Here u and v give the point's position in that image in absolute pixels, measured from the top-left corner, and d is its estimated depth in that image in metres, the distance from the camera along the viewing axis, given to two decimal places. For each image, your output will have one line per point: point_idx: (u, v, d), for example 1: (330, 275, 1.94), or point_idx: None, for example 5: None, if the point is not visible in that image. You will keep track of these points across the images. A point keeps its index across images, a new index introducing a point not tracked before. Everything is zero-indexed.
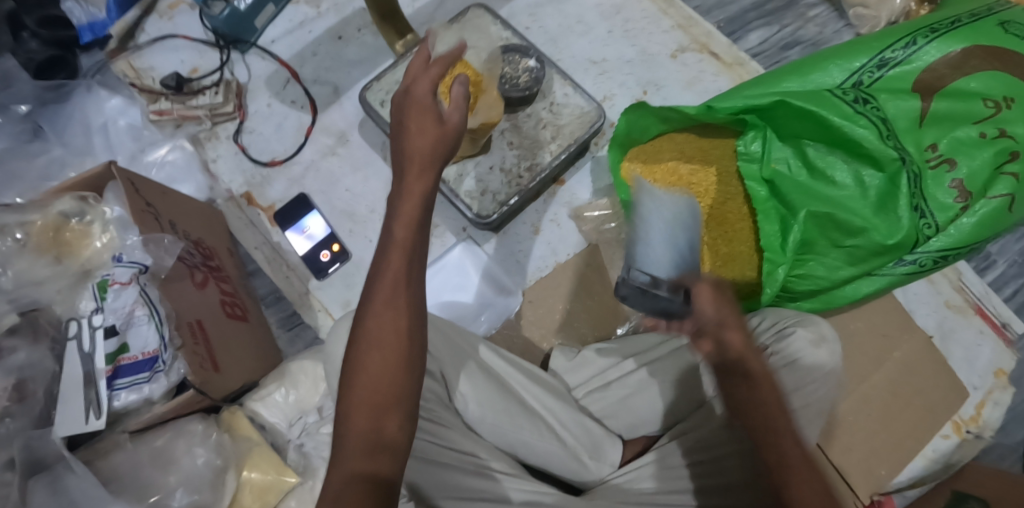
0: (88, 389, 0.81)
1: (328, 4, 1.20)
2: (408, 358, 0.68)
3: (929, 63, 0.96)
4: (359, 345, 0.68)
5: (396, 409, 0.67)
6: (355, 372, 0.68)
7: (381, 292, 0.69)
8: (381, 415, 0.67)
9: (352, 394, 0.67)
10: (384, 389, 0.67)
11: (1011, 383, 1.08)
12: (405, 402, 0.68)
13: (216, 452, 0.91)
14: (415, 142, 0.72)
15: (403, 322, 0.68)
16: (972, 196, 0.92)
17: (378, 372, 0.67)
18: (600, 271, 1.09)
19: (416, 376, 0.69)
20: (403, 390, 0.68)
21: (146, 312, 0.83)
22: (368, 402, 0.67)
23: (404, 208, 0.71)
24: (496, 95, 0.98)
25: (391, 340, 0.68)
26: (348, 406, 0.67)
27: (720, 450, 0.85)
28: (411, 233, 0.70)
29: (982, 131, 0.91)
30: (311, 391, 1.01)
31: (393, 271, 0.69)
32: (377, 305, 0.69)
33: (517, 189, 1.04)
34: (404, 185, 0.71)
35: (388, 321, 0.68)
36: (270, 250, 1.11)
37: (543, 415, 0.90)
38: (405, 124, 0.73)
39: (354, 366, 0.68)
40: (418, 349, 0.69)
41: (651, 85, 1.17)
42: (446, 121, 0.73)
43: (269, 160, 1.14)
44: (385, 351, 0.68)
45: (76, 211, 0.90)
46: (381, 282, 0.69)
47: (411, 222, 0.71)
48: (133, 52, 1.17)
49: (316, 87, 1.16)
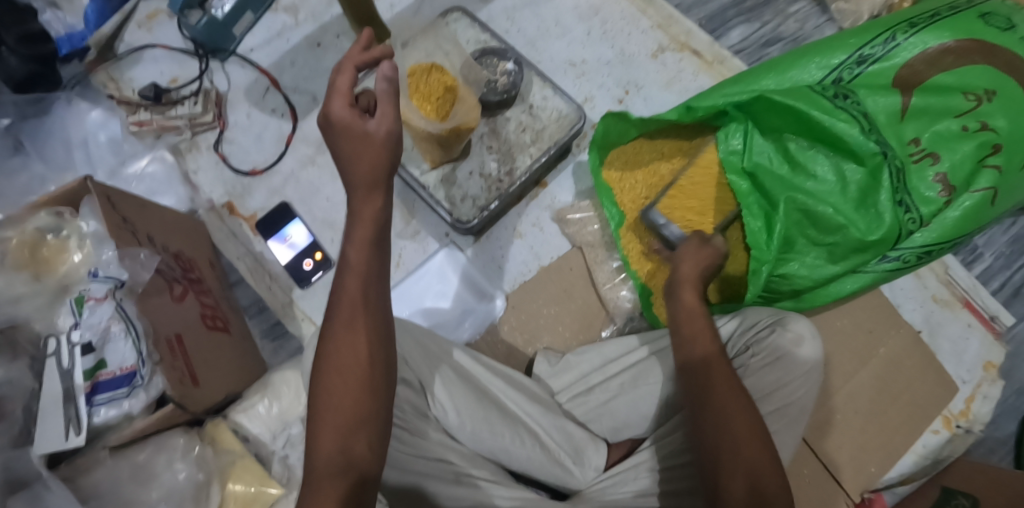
0: (67, 406, 0.82)
1: (306, 12, 1.19)
2: (371, 379, 0.70)
3: (907, 59, 0.95)
4: (323, 369, 0.70)
5: (363, 429, 0.69)
6: (323, 395, 0.70)
7: (340, 315, 0.71)
8: (347, 436, 0.69)
9: (321, 416, 0.70)
10: (350, 408, 0.69)
11: (1000, 376, 1.07)
12: (373, 418, 0.70)
13: (197, 467, 0.91)
14: (354, 164, 0.71)
15: (364, 345, 0.70)
16: (956, 190, 0.91)
17: (342, 392, 0.70)
18: (583, 273, 1.08)
19: (382, 396, 0.71)
20: (368, 408, 0.70)
21: (122, 327, 0.82)
22: (335, 424, 0.69)
23: (357, 231, 0.72)
24: (472, 100, 0.97)
25: (350, 363, 0.70)
26: (317, 429, 0.69)
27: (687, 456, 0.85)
28: (366, 256, 0.72)
29: (964, 124, 0.91)
30: (293, 402, 1.00)
31: (352, 291, 0.71)
32: (338, 329, 0.70)
33: (497, 193, 1.04)
34: (353, 208, 0.72)
35: (350, 344, 0.70)
36: (252, 260, 1.10)
37: (524, 421, 0.90)
38: (342, 151, 0.72)
39: (321, 389, 0.70)
40: (381, 371, 0.71)
41: (631, 85, 1.16)
42: (371, 133, 0.72)
43: (250, 170, 1.13)
44: (348, 374, 0.70)
45: (54, 226, 0.91)
46: (340, 306, 0.71)
47: (366, 241, 0.72)
48: (113, 64, 1.16)
49: (296, 95, 1.16)
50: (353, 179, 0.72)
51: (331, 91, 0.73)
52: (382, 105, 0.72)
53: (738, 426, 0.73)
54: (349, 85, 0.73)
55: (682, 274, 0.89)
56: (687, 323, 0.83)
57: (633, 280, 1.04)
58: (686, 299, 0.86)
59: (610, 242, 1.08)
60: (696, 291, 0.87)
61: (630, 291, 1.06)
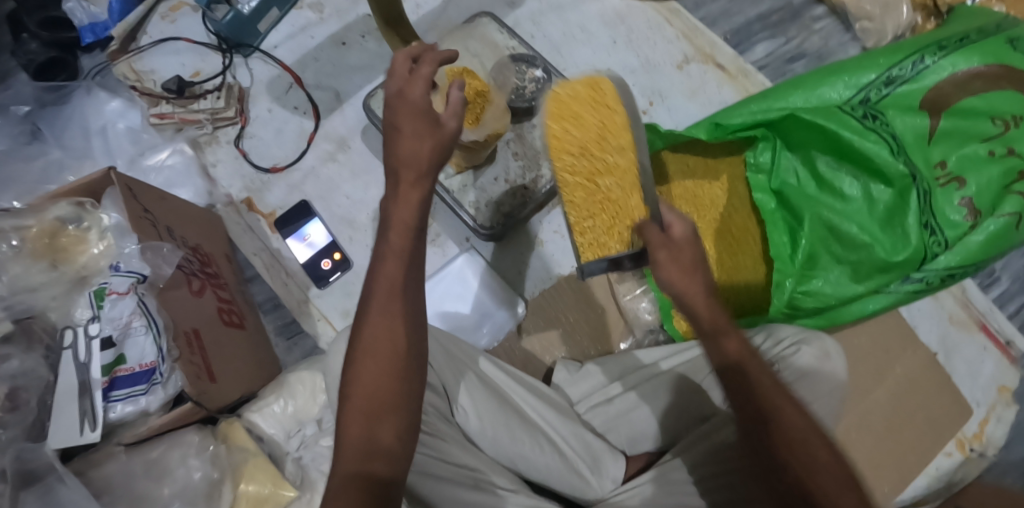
0: (83, 400, 0.81)
1: (331, 10, 1.19)
2: (404, 365, 0.69)
3: (936, 81, 0.96)
4: (357, 352, 0.69)
5: (389, 417, 0.68)
6: (353, 378, 0.69)
7: (378, 298, 0.71)
8: (375, 423, 0.68)
9: (350, 401, 0.69)
10: (381, 397, 0.68)
11: (1014, 400, 1.07)
12: (404, 408, 0.69)
13: (212, 465, 0.90)
14: (400, 141, 0.74)
15: (398, 330, 0.69)
16: (980, 214, 0.91)
17: (373, 380, 0.69)
18: (604, 283, 1.07)
19: (412, 385, 0.70)
20: (399, 399, 0.69)
21: (143, 323, 0.81)
22: (363, 410, 0.68)
23: (399, 214, 0.73)
24: (502, 106, 0.97)
25: (385, 349, 0.69)
26: (346, 414, 0.69)
27: (730, 464, 0.82)
28: (408, 242, 0.72)
29: (991, 149, 0.91)
30: (309, 402, 0.98)
31: (387, 278, 0.71)
32: (372, 314, 0.70)
33: (521, 200, 1.03)
34: (396, 193, 0.73)
35: (385, 327, 0.69)
36: (269, 257, 1.09)
37: (543, 428, 0.89)
38: (398, 128, 0.74)
39: (352, 373, 0.69)
40: (413, 360, 0.70)
41: (656, 95, 1.16)
42: (443, 125, 0.74)
43: (270, 165, 1.12)
44: (380, 359, 0.69)
45: (74, 217, 0.89)
46: (376, 290, 0.71)
47: (409, 225, 0.72)
48: (134, 55, 1.14)
49: (318, 92, 1.15)
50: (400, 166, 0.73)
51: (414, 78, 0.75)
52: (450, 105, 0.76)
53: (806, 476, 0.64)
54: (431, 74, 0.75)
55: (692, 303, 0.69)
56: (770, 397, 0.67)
57: (654, 291, 1.04)
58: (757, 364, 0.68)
59: None
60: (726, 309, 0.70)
61: (650, 304, 1.05)
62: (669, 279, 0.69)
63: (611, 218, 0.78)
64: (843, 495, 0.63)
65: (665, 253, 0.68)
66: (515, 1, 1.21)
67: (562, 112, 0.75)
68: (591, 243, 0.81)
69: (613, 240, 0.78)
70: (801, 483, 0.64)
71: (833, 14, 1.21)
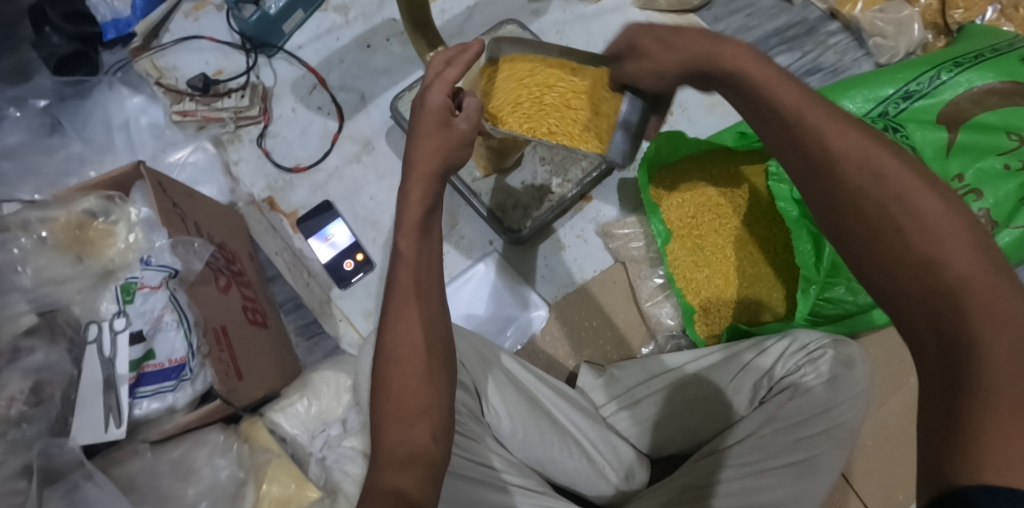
0: (108, 395, 0.79)
1: (356, 13, 1.19)
2: (429, 368, 0.69)
3: (953, 97, 0.99)
4: (383, 358, 0.70)
5: (422, 420, 0.68)
6: (382, 385, 0.70)
7: (394, 306, 0.71)
8: (408, 427, 0.68)
9: (381, 409, 0.69)
10: (411, 401, 0.68)
11: None
12: (434, 411, 0.69)
13: (238, 465, 0.89)
14: (421, 143, 0.74)
15: (418, 333, 0.70)
16: (997, 225, 0.94)
17: (402, 385, 0.69)
18: (625, 288, 1.08)
19: (440, 387, 0.70)
20: (430, 401, 0.69)
21: (175, 317, 0.80)
22: (393, 415, 0.68)
23: (406, 217, 0.74)
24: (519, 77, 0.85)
25: (408, 354, 0.69)
26: (380, 421, 0.69)
27: (767, 464, 0.83)
28: (414, 244, 0.73)
29: (1007, 162, 0.93)
30: (333, 402, 0.97)
31: (405, 283, 0.72)
32: (393, 320, 0.71)
33: (548, 204, 1.04)
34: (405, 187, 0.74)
35: (406, 333, 0.70)
36: (291, 256, 1.09)
37: (572, 432, 0.90)
38: (418, 133, 0.75)
39: (382, 383, 0.70)
40: (438, 361, 0.71)
41: (677, 105, 1.18)
42: (453, 126, 0.75)
43: (293, 165, 1.12)
44: (406, 364, 0.69)
45: (102, 210, 0.88)
46: (395, 298, 0.71)
47: (414, 226, 0.74)
48: (156, 52, 1.15)
49: (343, 94, 1.15)
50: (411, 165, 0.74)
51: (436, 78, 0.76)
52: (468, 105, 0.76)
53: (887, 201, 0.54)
54: (455, 76, 0.76)
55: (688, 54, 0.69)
56: (911, 213, 0.53)
57: (676, 297, 1.04)
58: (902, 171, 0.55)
59: (655, 258, 1.07)
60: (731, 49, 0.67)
61: (672, 308, 1.06)
62: (658, 70, 0.72)
63: (588, 106, 0.77)
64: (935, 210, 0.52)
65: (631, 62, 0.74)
66: (540, 9, 1.22)
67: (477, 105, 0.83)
68: (597, 132, 0.78)
69: (607, 120, 0.78)
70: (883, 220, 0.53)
71: (849, 30, 1.23)
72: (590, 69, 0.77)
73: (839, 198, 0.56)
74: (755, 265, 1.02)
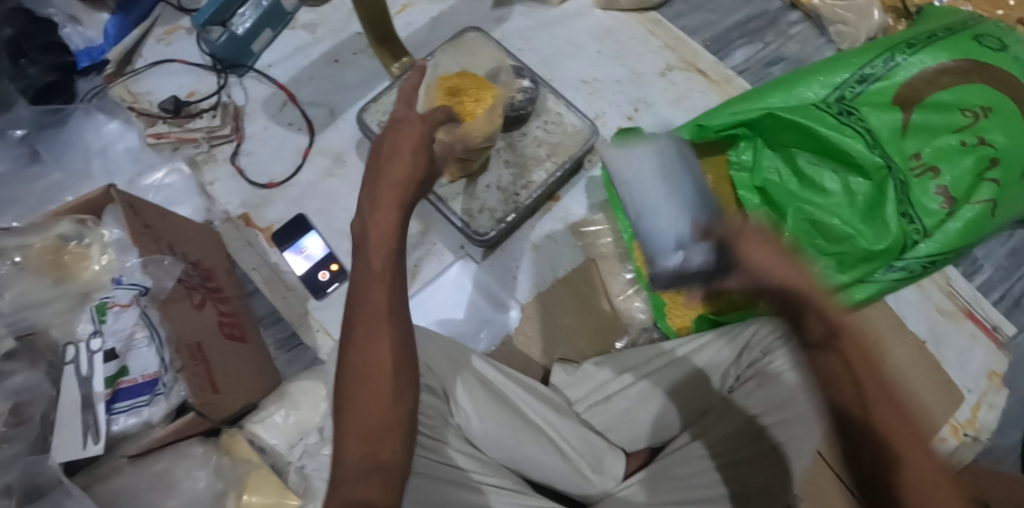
0: (86, 414, 0.81)
1: (325, 29, 1.22)
2: (396, 384, 0.71)
3: (907, 78, 0.98)
4: (349, 373, 0.71)
5: (390, 435, 0.70)
6: (348, 399, 0.70)
7: (362, 323, 0.71)
8: (375, 441, 0.69)
9: (346, 422, 0.70)
10: (377, 415, 0.70)
11: (1004, 385, 1.09)
12: (400, 424, 0.71)
13: (217, 476, 0.92)
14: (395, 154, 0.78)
15: (388, 349, 0.71)
16: (957, 202, 0.94)
17: (368, 400, 0.70)
18: (598, 285, 1.09)
19: (407, 402, 0.72)
20: (396, 415, 0.70)
21: (146, 335, 0.83)
22: (360, 429, 0.69)
23: (376, 219, 0.74)
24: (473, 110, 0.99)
25: (378, 370, 0.70)
26: (345, 435, 0.69)
27: (734, 456, 0.84)
28: (388, 264, 0.73)
29: (962, 139, 0.94)
30: (311, 411, 1.00)
31: (374, 298, 0.72)
32: (360, 336, 0.71)
33: (514, 206, 1.05)
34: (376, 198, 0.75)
35: (374, 349, 0.70)
36: (268, 271, 1.11)
37: (545, 430, 0.90)
38: (395, 146, 0.78)
39: (348, 398, 0.70)
40: (404, 376, 0.72)
41: (642, 103, 1.20)
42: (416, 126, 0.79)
43: (266, 182, 1.14)
44: (375, 381, 0.70)
45: (76, 234, 0.91)
46: (360, 315, 0.71)
47: (386, 233, 0.74)
48: (130, 78, 1.19)
49: (313, 109, 1.18)
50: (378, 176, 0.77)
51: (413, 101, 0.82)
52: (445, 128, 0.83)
53: (902, 458, 0.58)
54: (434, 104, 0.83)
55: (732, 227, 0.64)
56: (916, 478, 0.57)
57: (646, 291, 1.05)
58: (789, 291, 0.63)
59: (623, 253, 1.10)
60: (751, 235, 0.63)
61: (643, 302, 1.07)
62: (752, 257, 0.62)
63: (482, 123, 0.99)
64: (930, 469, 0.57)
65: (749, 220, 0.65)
66: (503, 16, 1.25)
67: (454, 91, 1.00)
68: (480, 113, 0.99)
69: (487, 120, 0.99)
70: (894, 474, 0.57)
71: (809, 20, 1.25)
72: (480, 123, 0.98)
73: (873, 426, 0.59)
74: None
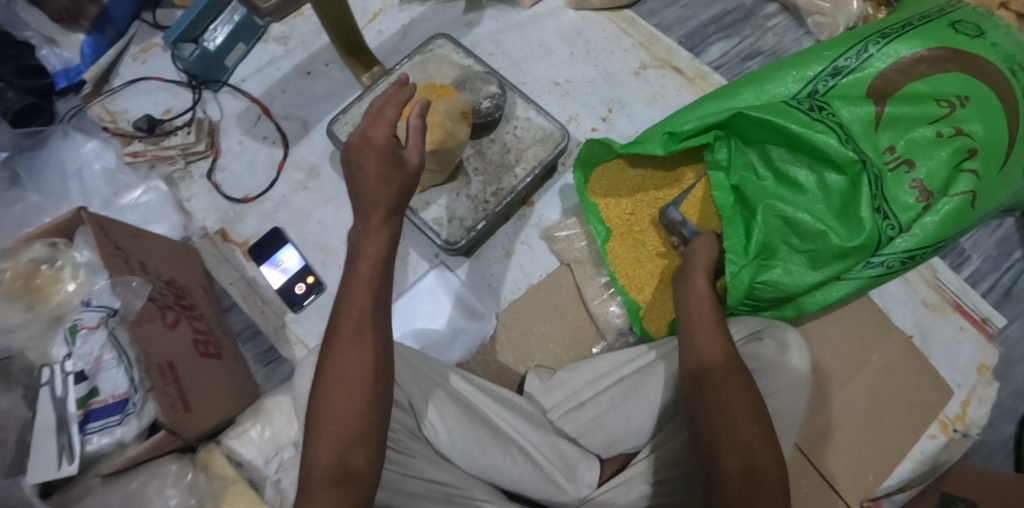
0: (60, 435, 0.82)
1: (296, 42, 1.24)
2: (374, 391, 0.72)
3: (881, 70, 0.95)
4: (328, 379, 0.72)
5: (363, 442, 0.71)
6: (323, 404, 0.71)
7: (346, 329, 0.73)
8: (347, 446, 0.70)
9: (320, 425, 0.71)
10: (350, 422, 0.71)
11: (995, 378, 1.06)
12: (373, 434, 0.71)
13: (189, 493, 0.92)
14: (364, 183, 0.74)
15: (370, 357, 0.72)
16: (934, 195, 0.92)
17: (343, 406, 0.71)
18: (573, 290, 1.09)
19: (383, 409, 0.73)
20: (369, 423, 0.71)
21: (115, 356, 0.83)
22: (334, 434, 0.70)
23: (366, 246, 0.74)
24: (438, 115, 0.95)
25: (357, 375, 0.71)
26: (318, 437, 0.70)
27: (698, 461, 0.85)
28: (377, 271, 0.74)
29: (939, 130, 0.92)
30: (286, 426, 1.01)
31: (356, 305, 0.73)
32: (343, 343, 0.72)
33: (484, 213, 1.05)
34: (364, 228, 0.74)
35: (356, 357, 0.72)
36: (245, 285, 1.12)
37: (515, 440, 0.90)
38: (363, 169, 0.74)
39: (325, 402, 0.71)
40: (384, 383, 0.73)
41: (615, 103, 1.18)
42: (372, 138, 0.75)
43: (242, 197, 1.16)
44: (353, 383, 0.71)
45: (48, 257, 0.92)
46: (346, 318, 0.73)
47: (376, 256, 0.74)
48: (108, 97, 1.21)
49: (286, 122, 1.19)
50: (365, 201, 0.74)
51: (376, 117, 0.76)
52: (414, 138, 0.77)
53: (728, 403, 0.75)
54: (396, 117, 0.76)
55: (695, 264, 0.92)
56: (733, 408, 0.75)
57: (621, 295, 1.05)
58: (732, 381, 0.76)
59: (598, 258, 1.09)
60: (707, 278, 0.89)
61: (620, 306, 1.07)
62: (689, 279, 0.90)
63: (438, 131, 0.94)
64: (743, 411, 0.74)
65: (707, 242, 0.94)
66: (474, 21, 1.24)
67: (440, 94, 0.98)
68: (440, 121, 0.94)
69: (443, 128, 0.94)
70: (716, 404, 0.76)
71: (785, 11, 1.23)
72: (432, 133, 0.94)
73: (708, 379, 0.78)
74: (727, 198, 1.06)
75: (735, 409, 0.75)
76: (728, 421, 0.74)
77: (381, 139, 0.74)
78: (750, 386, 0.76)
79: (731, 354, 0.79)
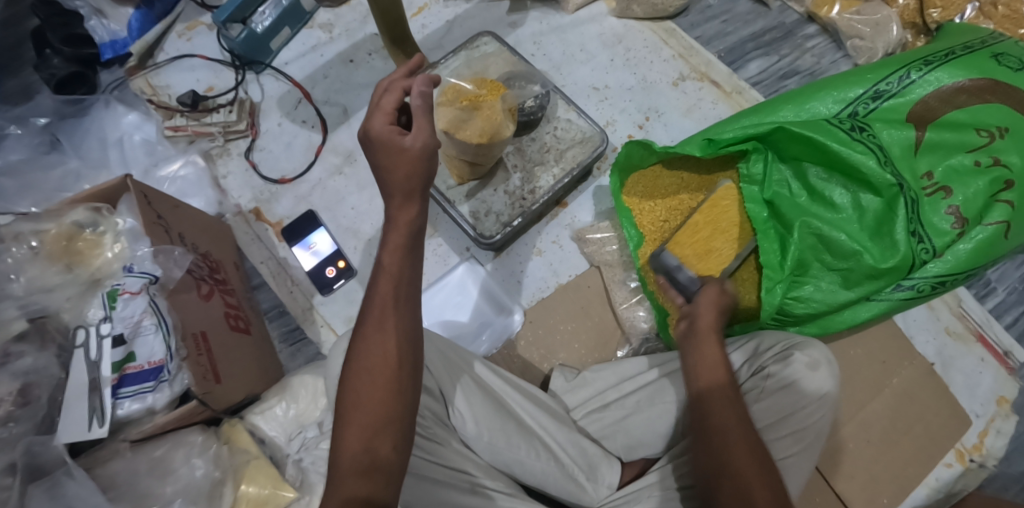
0: (92, 397, 0.82)
1: (340, 30, 1.25)
2: (398, 380, 0.72)
3: (923, 96, 0.97)
4: (354, 367, 0.73)
5: (386, 431, 0.71)
6: (351, 392, 0.72)
7: (372, 317, 0.73)
8: (371, 436, 0.70)
9: (346, 413, 0.72)
10: (378, 410, 0.71)
11: (1013, 411, 1.07)
12: (397, 423, 0.71)
13: (214, 465, 0.93)
14: (391, 175, 0.74)
15: (393, 343, 0.72)
16: (969, 223, 0.93)
17: (370, 394, 0.71)
18: (601, 293, 1.10)
19: (408, 397, 0.73)
20: (395, 411, 0.71)
21: (154, 321, 0.83)
22: (362, 423, 0.71)
23: (392, 237, 0.75)
24: (484, 114, 0.95)
25: (382, 364, 0.72)
26: (347, 425, 0.71)
27: None
28: (399, 261, 0.74)
29: (977, 160, 0.93)
30: (310, 405, 1.01)
31: (384, 295, 0.73)
32: (368, 331, 0.73)
33: (519, 211, 1.06)
34: (389, 215, 0.75)
35: (380, 345, 0.72)
36: (275, 265, 1.13)
37: (540, 435, 0.90)
38: (376, 163, 0.75)
39: (351, 387, 0.72)
40: (409, 371, 0.73)
41: (652, 112, 1.20)
42: (370, 128, 0.75)
43: (279, 178, 1.17)
44: (378, 373, 0.72)
45: (90, 221, 0.91)
46: (372, 308, 0.73)
47: (399, 245, 0.74)
48: (151, 71, 1.22)
49: (327, 108, 1.20)
50: (388, 188, 0.75)
51: (374, 109, 0.76)
52: (418, 118, 0.74)
53: (728, 431, 0.77)
54: (392, 106, 0.76)
55: (702, 323, 0.87)
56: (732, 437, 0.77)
57: (648, 299, 1.05)
58: (742, 461, 0.75)
59: (628, 262, 1.10)
60: (717, 341, 0.85)
61: (646, 311, 1.08)
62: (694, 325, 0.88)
63: (480, 128, 0.95)
64: (738, 443, 0.76)
65: (714, 291, 0.91)
66: (517, 21, 1.26)
67: (494, 90, 0.97)
68: (485, 120, 0.95)
69: (487, 127, 0.95)
70: (717, 433, 0.78)
71: (826, 32, 1.24)
72: (474, 130, 0.95)
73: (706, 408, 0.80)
74: (717, 218, 1.01)
75: (733, 435, 0.77)
76: (727, 457, 0.76)
77: (380, 130, 0.74)
78: (751, 445, 0.77)
79: (745, 437, 0.77)
